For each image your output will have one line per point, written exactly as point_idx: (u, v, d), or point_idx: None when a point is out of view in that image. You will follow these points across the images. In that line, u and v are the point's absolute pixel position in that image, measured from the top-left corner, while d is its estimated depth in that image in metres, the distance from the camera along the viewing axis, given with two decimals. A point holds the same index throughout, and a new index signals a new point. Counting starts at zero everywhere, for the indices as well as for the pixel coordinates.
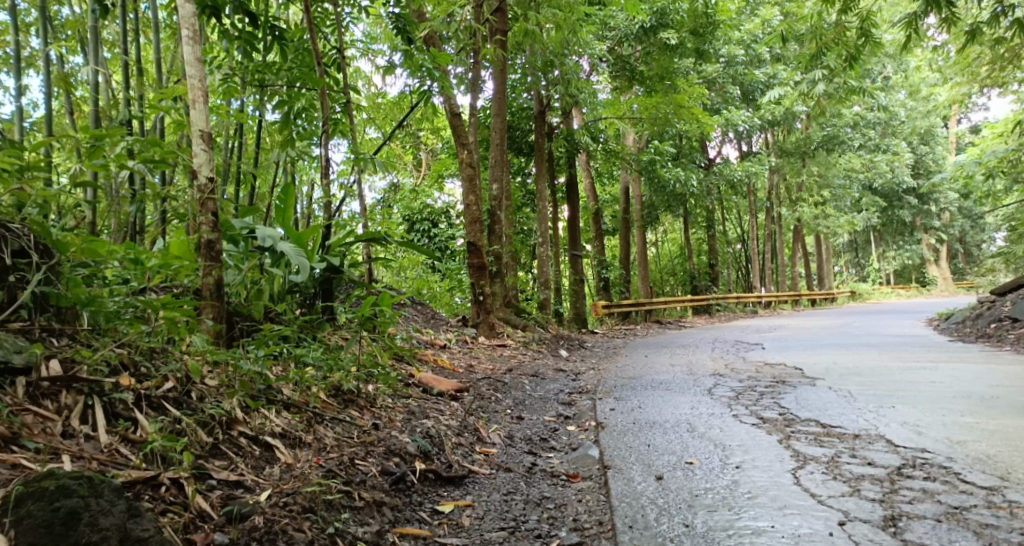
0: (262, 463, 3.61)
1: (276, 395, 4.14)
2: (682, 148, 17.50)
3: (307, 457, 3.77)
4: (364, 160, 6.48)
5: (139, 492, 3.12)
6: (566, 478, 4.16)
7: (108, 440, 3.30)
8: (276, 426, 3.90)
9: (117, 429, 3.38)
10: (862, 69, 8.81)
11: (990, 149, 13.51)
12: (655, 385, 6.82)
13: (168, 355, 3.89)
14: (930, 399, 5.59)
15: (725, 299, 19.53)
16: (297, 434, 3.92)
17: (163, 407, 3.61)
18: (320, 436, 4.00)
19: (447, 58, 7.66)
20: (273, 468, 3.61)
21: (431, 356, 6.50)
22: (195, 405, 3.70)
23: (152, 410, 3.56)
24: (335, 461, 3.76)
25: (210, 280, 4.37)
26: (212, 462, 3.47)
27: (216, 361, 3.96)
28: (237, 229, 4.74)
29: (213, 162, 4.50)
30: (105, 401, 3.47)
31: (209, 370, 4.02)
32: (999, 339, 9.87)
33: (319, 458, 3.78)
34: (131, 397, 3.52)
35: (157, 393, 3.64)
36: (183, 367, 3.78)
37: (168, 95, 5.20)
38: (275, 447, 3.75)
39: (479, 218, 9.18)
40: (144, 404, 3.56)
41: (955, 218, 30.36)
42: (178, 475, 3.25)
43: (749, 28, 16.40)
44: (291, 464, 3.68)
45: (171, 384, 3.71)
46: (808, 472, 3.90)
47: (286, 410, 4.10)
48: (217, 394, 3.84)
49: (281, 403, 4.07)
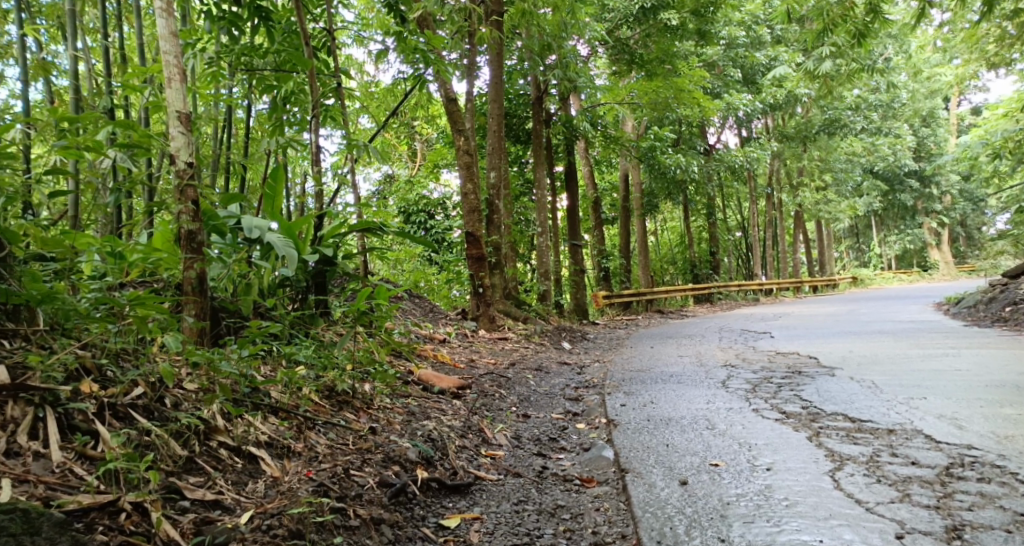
0: (244, 478, 3.30)
1: (262, 399, 3.82)
2: (682, 134, 17.20)
3: (295, 469, 3.46)
4: (358, 146, 6.14)
5: (92, 521, 2.81)
6: (580, 483, 3.85)
7: (61, 459, 2.98)
8: (262, 434, 3.60)
9: (73, 444, 3.06)
10: (870, 46, 8.47)
11: (996, 130, 13.19)
12: (665, 377, 6.51)
13: (140, 356, 3.54)
14: (963, 390, 5.29)
15: (727, 287, 19.27)
16: (285, 443, 3.62)
17: (130, 416, 3.28)
18: (311, 444, 3.68)
19: (443, 41, 7.31)
20: (259, 484, 3.30)
21: (431, 352, 6.19)
22: (168, 414, 3.36)
23: (116, 421, 3.23)
24: (327, 474, 3.45)
25: (192, 273, 4.03)
26: (185, 478, 3.16)
27: (194, 362, 3.61)
28: (221, 218, 4.38)
29: (193, 146, 4.09)
30: (60, 413, 3.14)
31: (188, 373, 3.68)
32: (1016, 323, 9.60)
33: (310, 470, 3.48)
34: (92, 407, 3.19)
35: (123, 401, 3.30)
36: (156, 370, 3.44)
37: (143, 73, 4.82)
38: (259, 458, 3.45)
39: (477, 208, 8.80)
40: (109, 414, 3.23)
41: (956, 201, 30.10)
42: (141, 499, 2.93)
43: (748, 9, 16.12)
44: (277, 477, 3.37)
45: (141, 389, 3.38)
46: (848, 474, 3.60)
47: (273, 414, 3.78)
48: (195, 400, 3.52)
49: (267, 408, 3.75)
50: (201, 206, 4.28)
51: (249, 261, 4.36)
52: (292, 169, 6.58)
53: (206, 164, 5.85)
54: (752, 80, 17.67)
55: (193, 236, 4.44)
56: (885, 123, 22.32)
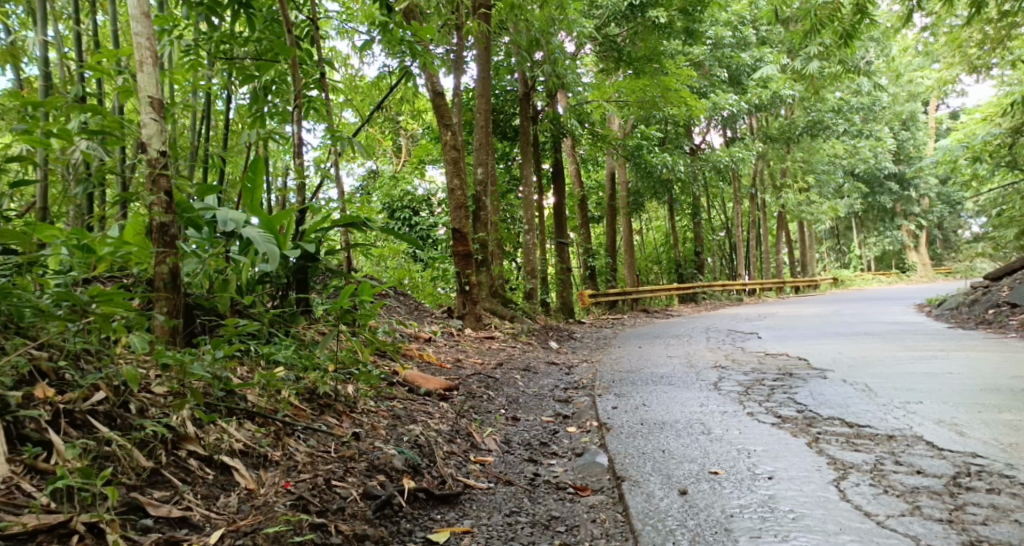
0: (215, 491, 3.12)
1: (237, 403, 3.61)
2: (668, 134, 17.10)
3: (272, 480, 3.27)
4: (342, 139, 5.92)
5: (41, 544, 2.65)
6: (574, 491, 3.69)
7: (8, 473, 2.80)
8: (237, 441, 3.40)
9: (23, 456, 2.87)
10: (858, 47, 8.36)
11: (978, 133, 13.17)
12: (657, 379, 6.36)
13: (104, 358, 3.33)
14: (961, 394, 5.18)
15: (712, 287, 19.19)
16: (262, 451, 3.42)
17: (88, 424, 3.08)
18: (290, 452, 3.49)
19: (430, 33, 7.12)
20: (232, 497, 3.11)
21: (417, 351, 6.01)
22: (132, 422, 3.17)
23: (74, 430, 3.04)
24: (307, 485, 3.25)
25: (164, 269, 3.82)
26: (149, 493, 2.98)
27: (164, 365, 3.40)
28: (198, 211, 4.17)
29: (166, 134, 3.87)
30: (9, 421, 2.93)
31: (156, 376, 3.49)
32: (1001, 325, 9.54)
33: (288, 481, 3.28)
34: (46, 415, 3.00)
35: (82, 407, 3.11)
36: (119, 373, 3.24)
37: (113, 56, 4.56)
38: (233, 468, 3.25)
39: (464, 204, 8.61)
40: (64, 422, 3.04)
41: (935, 204, 30.28)
42: (97, 519, 2.76)
43: (735, 9, 16.03)
44: (253, 490, 3.18)
45: (102, 394, 3.18)
46: (853, 484, 3.45)
47: (250, 420, 3.59)
48: (163, 405, 3.32)
49: (242, 414, 3.55)
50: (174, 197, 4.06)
51: (226, 257, 4.15)
52: (273, 161, 6.36)
53: (183, 156, 5.63)
54: (738, 81, 17.57)
55: (168, 231, 4.23)
56: (867, 126, 22.37)
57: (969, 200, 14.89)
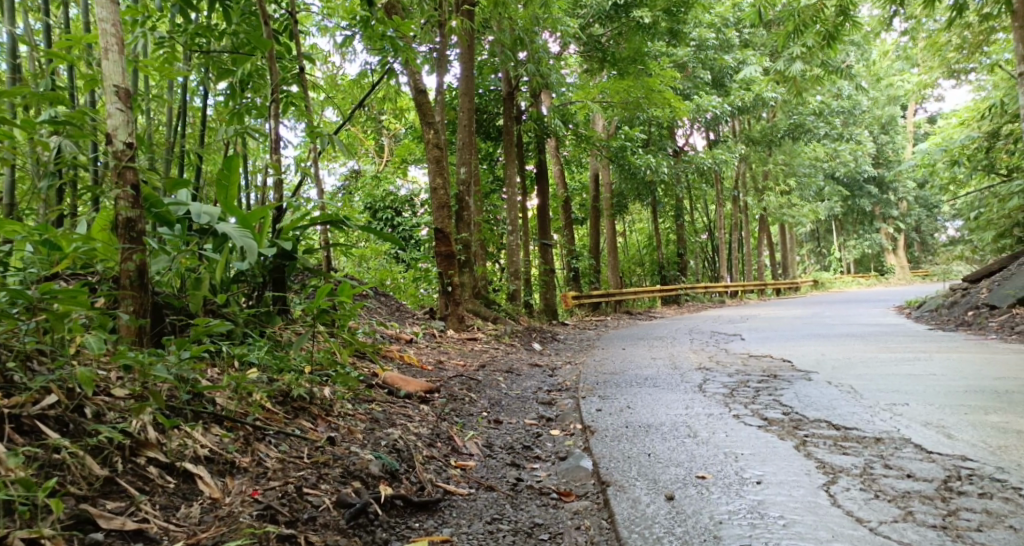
0: (175, 501, 2.98)
1: (204, 407, 3.46)
2: (651, 135, 17.01)
3: (239, 489, 3.13)
4: (321, 136, 5.75)
5: None
6: (558, 497, 3.58)
7: None
8: (202, 447, 3.25)
9: None
10: (840, 48, 8.31)
11: (955, 136, 13.20)
12: (641, 381, 6.25)
13: (59, 359, 3.18)
14: (948, 395, 5.10)
15: (694, 289, 19.16)
16: (229, 457, 3.27)
17: (37, 430, 2.93)
18: (260, 458, 3.35)
19: (411, 28, 6.95)
20: (193, 508, 2.97)
21: (397, 353, 5.86)
22: (86, 428, 3.02)
23: (21, 435, 2.88)
24: (277, 494, 3.13)
25: (131, 266, 3.66)
26: (102, 504, 2.83)
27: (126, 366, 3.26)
28: (169, 206, 4.05)
29: (133, 125, 3.71)
30: None
31: (117, 377, 3.35)
32: (981, 327, 9.53)
33: (256, 489, 3.15)
34: None
35: (31, 412, 2.96)
36: (74, 375, 3.10)
37: (75, 42, 4.36)
38: (197, 476, 3.11)
39: (447, 204, 8.46)
40: (11, 427, 2.87)
41: (913, 207, 30.49)
42: (37, 535, 2.62)
43: (718, 11, 15.98)
44: (217, 500, 3.05)
45: (54, 398, 3.04)
46: (843, 489, 3.36)
47: (217, 424, 3.44)
48: (122, 410, 3.17)
49: (210, 418, 3.40)
50: (142, 191, 3.94)
51: (197, 254, 4.04)
52: (251, 159, 6.20)
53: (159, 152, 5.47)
54: (721, 82, 17.56)
55: (138, 228, 4.11)
56: (848, 129, 22.43)
57: (946, 203, 14.95)
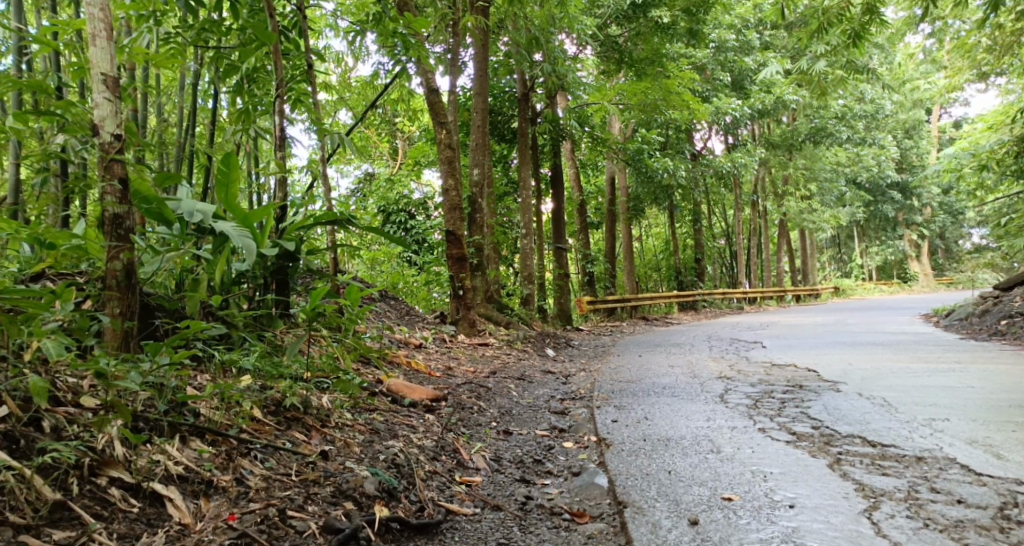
0: (136, 529, 2.74)
1: (183, 418, 3.23)
2: (669, 138, 16.66)
3: (213, 513, 2.91)
4: (327, 133, 5.49)
5: None
6: (570, 518, 3.33)
7: None
8: (176, 464, 3.02)
9: None
10: (867, 48, 7.98)
11: (983, 141, 12.80)
12: (659, 390, 5.96)
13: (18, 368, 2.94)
14: (989, 410, 4.79)
15: (712, 295, 18.80)
16: (206, 476, 3.04)
17: None
18: (241, 476, 3.12)
19: (425, 24, 6.64)
20: (158, 535, 2.74)
21: (405, 359, 5.62)
22: (41, 447, 2.80)
23: None
24: (255, 520, 2.91)
25: (117, 265, 3.43)
26: (48, 534, 2.61)
27: (100, 376, 3.02)
28: (162, 202, 3.86)
29: (121, 114, 3.46)
30: None
31: (89, 386, 3.16)
32: (1015, 337, 9.16)
33: (232, 514, 2.92)
34: None
35: None
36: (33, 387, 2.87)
37: (60, 28, 4.03)
38: (167, 498, 2.88)
39: (459, 206, 8.18)
40: None
41: (936, 214, 29.93)
42: None
43: (738, 12, 15.63)
44: (187, 526, 2.82)
45: (7, 411, 2.84)
46: (888, 515, 3.09)
47: (198, 437, 3.21)
48: (86, 424, 2.95)
49: (190, 431, 3.18)
50: (132, 186, 3.75)
51: (193, 253, 3.84)
52: (258, 158, 5.99)
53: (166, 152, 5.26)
54: (740, 85, 17.19)
55: (134, 229, 3.93)
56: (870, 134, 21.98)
57: (973, 209, 14.54)
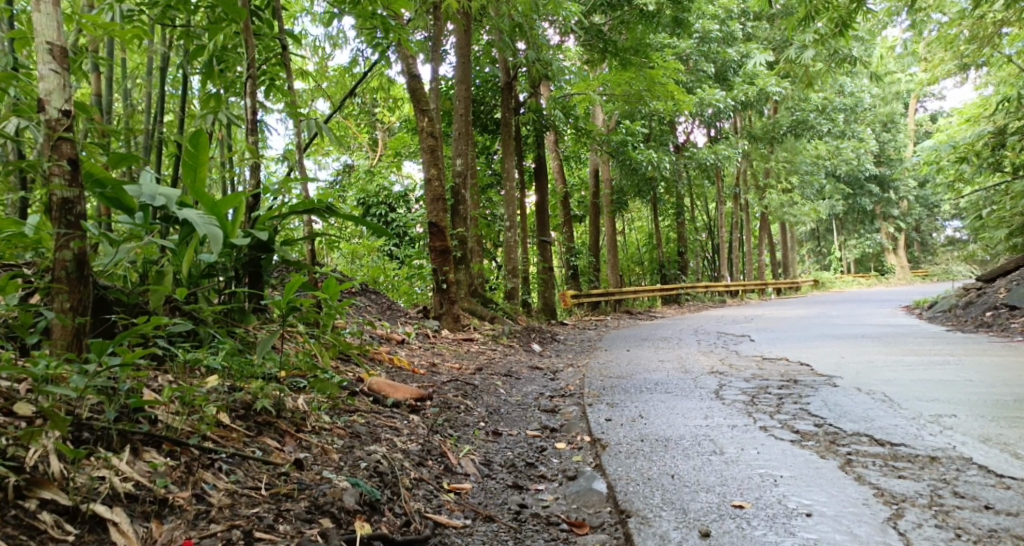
0: None
1: (137, 428, 2.94)
2: (652, 130, 16.42)
3: (170, 536, 2.62)
4: (301, 116, 5.18)
5: None
6: (568, 528, 3.09)
7: None
8: (125, 480, 2.72)
9: None
10: (854, 36, 7.62)
11: (961, 133, 12.69)
12: (652, 386, 5.71)
13: None
14: (997, 405, 4.58)
15: (695, 288, 18.65)
16: (160, 493, 2.74)
17: None
18: (202, 491, 2.83)
19: (404, 5, 6.31)
20: None
21: (386, 355, 5.34)
22: None
23: None
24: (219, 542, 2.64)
25: (67, 256, 3.13)
26: None
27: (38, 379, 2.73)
28: (119, 186, 3.57)
29: (70, 91, 3.15)
30: None
31: (27, 391, 2.88)
32: (1002, 328, 9.02)
33: (190, 538, 2.64)
34: None
35: None
36: None
37: None
38: (112, 521, 2.59)
39: (441, 196, 7.86)
40: None
41: (913, 207, 30.06)
42: None
43: (722, 2, 15.35)
44: None
45: None
46: (915, 525, 2.87)
47: (153, 447, 2.93)
48: (18, 437, 2.64)
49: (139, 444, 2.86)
50: (86, 169, 3.46)
51: (157, 243, 3.60)
52: (230, 145, 5.67)
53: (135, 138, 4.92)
54: (724, 77, 16.97)
55: (91, 216, 3.65)
56: (851, 127, 21.92)
57: (951, 201, 14.44)
